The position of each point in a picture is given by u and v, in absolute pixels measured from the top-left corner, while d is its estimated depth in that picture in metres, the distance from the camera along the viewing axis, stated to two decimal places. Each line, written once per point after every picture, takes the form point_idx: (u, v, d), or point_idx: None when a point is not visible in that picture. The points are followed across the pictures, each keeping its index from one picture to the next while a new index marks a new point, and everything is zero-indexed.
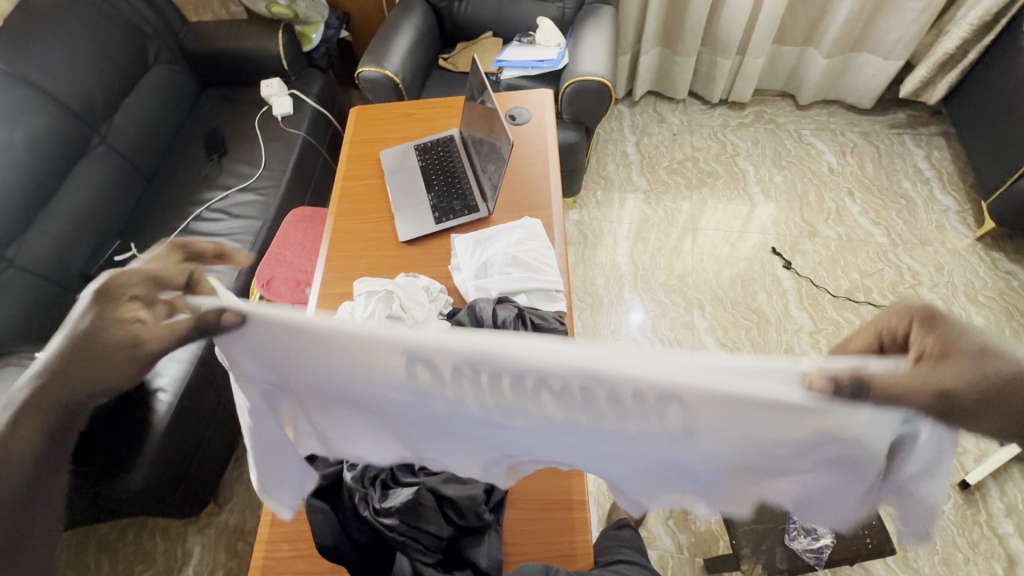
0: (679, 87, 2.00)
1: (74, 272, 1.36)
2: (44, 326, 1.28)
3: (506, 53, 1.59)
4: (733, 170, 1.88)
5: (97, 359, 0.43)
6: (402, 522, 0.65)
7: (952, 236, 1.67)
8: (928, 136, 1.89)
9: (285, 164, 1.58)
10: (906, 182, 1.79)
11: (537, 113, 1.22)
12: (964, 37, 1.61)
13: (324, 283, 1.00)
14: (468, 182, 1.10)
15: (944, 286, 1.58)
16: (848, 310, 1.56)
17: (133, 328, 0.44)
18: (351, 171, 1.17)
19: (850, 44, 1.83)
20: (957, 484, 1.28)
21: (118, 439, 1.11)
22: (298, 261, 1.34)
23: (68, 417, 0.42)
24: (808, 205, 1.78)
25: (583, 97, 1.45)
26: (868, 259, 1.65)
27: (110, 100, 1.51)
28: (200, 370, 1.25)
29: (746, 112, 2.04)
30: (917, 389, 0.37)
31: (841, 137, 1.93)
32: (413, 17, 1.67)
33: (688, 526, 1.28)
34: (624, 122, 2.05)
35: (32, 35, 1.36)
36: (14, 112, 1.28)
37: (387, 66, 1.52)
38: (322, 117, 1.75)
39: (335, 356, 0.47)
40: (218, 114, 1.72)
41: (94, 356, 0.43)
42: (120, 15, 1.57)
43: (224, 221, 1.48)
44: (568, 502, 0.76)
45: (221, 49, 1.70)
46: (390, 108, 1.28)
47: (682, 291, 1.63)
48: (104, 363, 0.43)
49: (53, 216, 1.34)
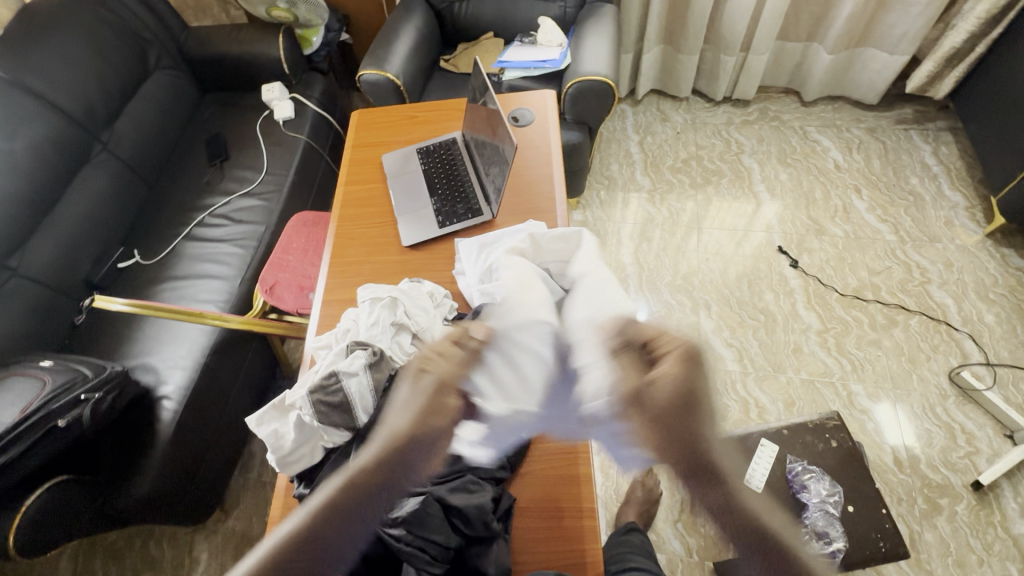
0: (682, 85, 1.99)
1: (78, 280, 1.36)
2: (47, 335, 1.28)
3: (508, 54, 1.57)
4: (738, 168, 1.86)
5: (430, 409, 0.63)
6: (409, 533, 0.65)
7: (961, 232, 1.65)
8: (935, 132, 1.87)
9: (287, 169, 1.58)
10: (914, 179, 1.77)
11: (540, 114, 1.21)
12: (972, 31, 1.59)
13: (327, 288, 0.99)
14: (471, 185, 1.09)
15: (954, 283, 1.56)
16: (857, 309, 1.54)
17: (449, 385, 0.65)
18: (353, 175, 1.16)
19: (854, 39, 1.81)
20: (971, 485, 1.27)
21: (128, 449, 1.15)
22: (301, 266, 1.33)
23: (403, 449, 0.62)
24: (814, 203, 1.76)
25: (586, 96, 1.44)
26: (876, 257, 1.63)
27: (112, 107, 1.50)
28: (205, 378, 1.25)
29: (750, 110, 2.02)
30: (644, 409, 0.56)
31: (847, 133, 1.91)
32: (413, 19, 1.66)
33: (697, 528, 1.27)
34: (627, 121, 2.03)
35: (33, 45, 1.36)
36: (16, 121, 1.29)
37: (388, 68, 1.51)
38: (324, 121, 1.75)
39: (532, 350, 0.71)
40: (219, 119, 1.71)
41: (430, 405, 0.63)
42: (120, 21, 1.57)
43: (227, 226, 1.48)
44: (577, 511, 0.75)
45: (222, 53, 1.70)
46: (393, 110, 1.27)
47: (688, 291, 1.61)
48: (431, 411, 0.63)
49: (56, 224, 1.34)
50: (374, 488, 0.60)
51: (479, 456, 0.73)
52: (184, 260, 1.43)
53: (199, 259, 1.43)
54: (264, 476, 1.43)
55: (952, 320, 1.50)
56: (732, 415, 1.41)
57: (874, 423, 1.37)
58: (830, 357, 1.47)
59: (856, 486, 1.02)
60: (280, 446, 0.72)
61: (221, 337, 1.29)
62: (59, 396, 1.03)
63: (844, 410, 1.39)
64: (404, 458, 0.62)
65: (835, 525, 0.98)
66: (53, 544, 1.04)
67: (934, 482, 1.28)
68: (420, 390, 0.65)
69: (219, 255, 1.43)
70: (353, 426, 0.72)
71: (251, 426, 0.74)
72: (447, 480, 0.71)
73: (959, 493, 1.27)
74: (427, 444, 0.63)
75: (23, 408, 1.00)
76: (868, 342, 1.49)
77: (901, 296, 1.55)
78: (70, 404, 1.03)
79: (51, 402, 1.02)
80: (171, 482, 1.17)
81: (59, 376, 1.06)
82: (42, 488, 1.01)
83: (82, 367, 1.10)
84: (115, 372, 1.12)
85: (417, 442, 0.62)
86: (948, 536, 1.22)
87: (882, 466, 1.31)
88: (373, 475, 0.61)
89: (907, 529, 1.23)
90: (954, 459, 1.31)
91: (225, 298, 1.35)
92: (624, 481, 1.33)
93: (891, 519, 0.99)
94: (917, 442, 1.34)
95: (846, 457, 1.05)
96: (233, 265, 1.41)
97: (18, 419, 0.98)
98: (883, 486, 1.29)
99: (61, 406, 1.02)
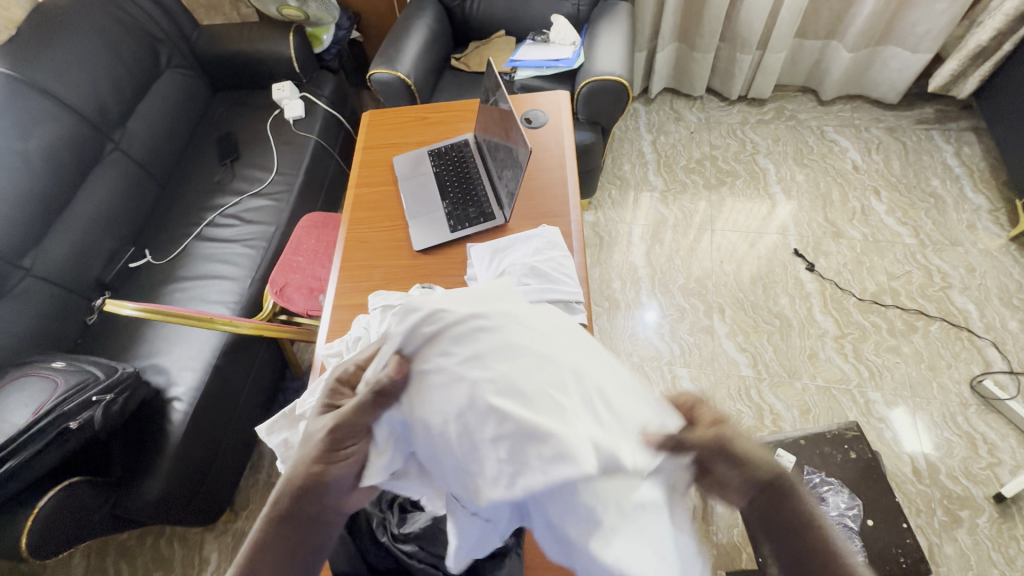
0: (696, 83, 1.95)
1: (90, 280, 1.36)
2: (60, 334, 1.29)
3: (520, 53, 1.55)
4: (753, 169, 1.83)
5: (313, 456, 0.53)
6: (422, 549, 0.65)
7: (984, 236, 1.61)
8: (957, 132, 1.82)
9: (297, 168, 1.57)
10: (935, 180, 1.73)
11: (553, 116, 1.18)
12: (999, 28, 1.54)
13: (338, 293, 0.98)
14: (484, 189, 1.07)
15: (976, 289, 1.52)
16: (875, 314, 1.51)
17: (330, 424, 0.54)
18: (363, 177, 1.15)
19: (875, 37, 1.76)
20: (993, 496, 1.24)
21: (138, 450, 1.15)
22: (311, 267, 1.33)
23: (301, 501, 0.53)
24: (831, 204, 1.72)
25: (600, 96, 1.42)
26: (895, 260, 1.59)
27: (124, 106, 1.50)
28: (216, 379, 1.25)
29: (766, 109, 1.98)
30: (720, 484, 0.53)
31: (866, 133, 1.87)
32: (424, 17, 1.65)
33: (710, 537, 1.25)
34: (639, 120, 2.00)
35: (44, 44, 1.36)
36: (29, 121, 1.29)
37: (398, 68, 1.49)
38: (334, 120, 1.74)
39: (425, 391, 0.47)
40: (230, 118, 1.71)
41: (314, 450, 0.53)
42: (131, 20, 1.57)
43: (237, 226, 1.47)
44: None
45: (231, 52, 1.69)
46: (404, 111, 1.25)
47: (701, 293, 1.59)
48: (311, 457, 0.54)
49: (68, 223, 1.34)
50: (297, 511, 0.53)
51: None
52: (194, 260, 1.43)
53: (209, 259, 1.42)
54: (274, 476, 1.44)
55: (974, 326, 1.46)
56: (746, 422, 1.38)
57: (892, 431, 1.34)
58: (847, 363, 1.44)
59: (876, 498, 1.00)
60: (290, 456, 0.72)
61: (232, 339, 1.29)
62: (71, 398, 1.03)
63: (861, 418, 1.36)
64: (316, 494, 0.53)
65: (854, 539, 0.96)
66: (66, 545, 1.04)
67: (954, 493, 1.25)
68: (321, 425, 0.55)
69: (229, 256, 1.42)
70: None
71: (260, 434, 0.73)
72: None
73: (980, 504, 1.24)
74: (341, 473, 0.53)
75: (35, 409, 1.00)
76: (887, 349, 1.45)
77: (922, 301, 1.51)
78: (82, 406, 1.03)
79: (64, 403, 1.02)
80: (183, 483, 1.17)
81: (71, 378, 1.07)
82: (53, 490, 1.00)
83: (93, 368, 1.10)
84: (126, 374, 1.12)
85: (326, 479, 0.53)
86: (968, 548, 1.19)
87: (900, 476, 1.28)
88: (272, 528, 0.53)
89: (926, 541, 1.20)
90: (975, 470, 1.28)
91: (234, 300, 1.34)
92: None
93: (912, 533, 0.96)
94: (936, 452, 1.31)
95: (865, 468, 1.03)
96: (243, 266, 1.40)
97: (31, 421, 0.98)
98: (901, 497, 1.26)
99: (74, 408, 1.02)
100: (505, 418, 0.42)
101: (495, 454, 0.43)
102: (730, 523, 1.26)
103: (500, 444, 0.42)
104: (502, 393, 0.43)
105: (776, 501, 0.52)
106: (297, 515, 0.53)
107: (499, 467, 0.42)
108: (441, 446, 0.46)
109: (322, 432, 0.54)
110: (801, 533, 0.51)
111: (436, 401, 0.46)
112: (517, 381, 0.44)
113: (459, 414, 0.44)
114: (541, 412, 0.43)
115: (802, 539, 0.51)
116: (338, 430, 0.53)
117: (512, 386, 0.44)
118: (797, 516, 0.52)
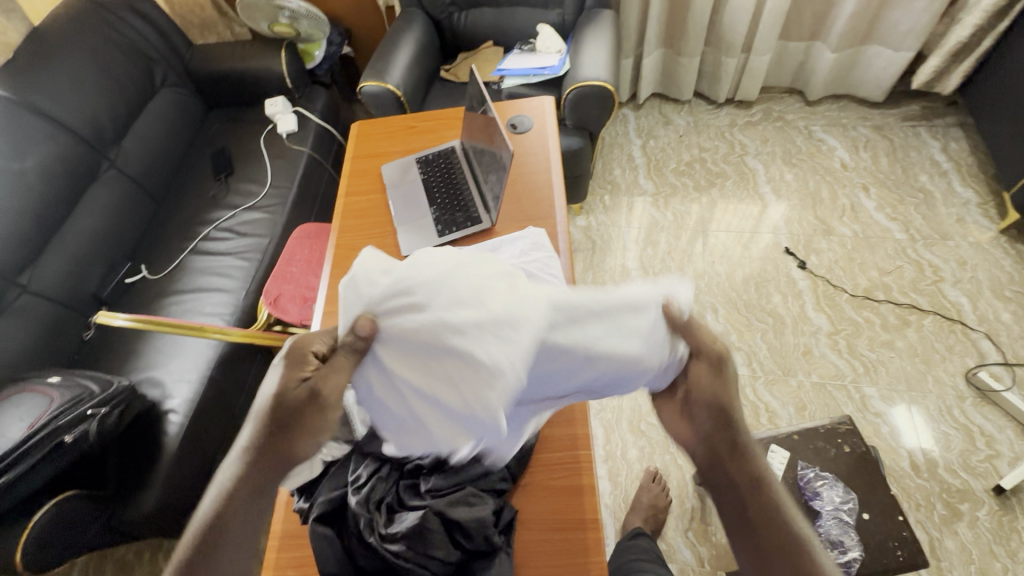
0: (683, 88, 1.98)
1: (87, 296, 1.38)
2: (58, 350, 1.29)
3: (508, 62, 1.57)
4: (742, 170, 1.85)
5: (295, 419, 0.62)
6: (410, 547, 0.64)
7: (974, 229, 1.61)
8: (944, 127, 1.84)
9: (291, 181, 1.59)
10: (923, 176, 1.74)
11: (538, 120, 1.20)
12: (978, 24, 1.56)
13: (328, 300, 0.99)
14: (471, 194, 1.09)
15: (968, 281, 1.52)
16: (868, 310, 1.51)
17: (308, 387, 0.62)
18: (352, 187, 1.17)
19: (858, 37, 1.79)
20: (992, 489, 1.23)
21: (133, 463, 1.15)
22: (305, 277, 1.34)
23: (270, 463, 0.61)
24: (821, 203, 1.73)
25: (586, 101, 1.43)
26: (886, 256, 1.60)
27: (119, 125, 1.53)
28: (211, 391, 1.25)
29: (754, 111, 2.00)
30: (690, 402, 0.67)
31: (853, 132, 1.89)
32: (413, 31, 1.68)
33: (708, 538, 1.24)
34: (628, 125, 2.03)
35: (38, 66, 1.39)
36: (24, 141, 1.31)
37: (388, 80, 1.52)
38: (326, 133, 1.76)
39: (402, 354, 0.58)
40: (224, 133, 1.74)
41: (294, 414, 0.62)
42: (127, 42, 1.60)
43: (231, 239, 1.49)
44: (581, 522, 0.72)
45: (225, 69, 1.72)
46: (390, 122, 1.27)
47: (694, 293, 1.60)
48: (288, 425, 0.62)
49: (64, 240, 1.36)
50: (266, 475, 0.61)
51: (479, 469, 0.71)
52: (188, 274, 1.44)
53: (204, 272, 1.44)
54: None
55: (967, 320, 1.46)
56: None
57: (889, 426, 1.34)
58: (842, 359, 1.44)
59: (871, 492, 0.99)
60: None
61: (226, 350, 1.30)
62: (65, 413, 1.03)
63: (857, 414, 1.36)
64: (284, 459, 0.62)
65: (849, 533, 0.95)
66: (61, 556, 1.06)
67: (953, 487, 1.24)
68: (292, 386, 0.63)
69: (224, 268, 1.44)
70: (353, 439, 0.75)
71: None
72: (446, 493, 0.68)
73: (980, 498, 1.23)
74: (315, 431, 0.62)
75: (29, 424, 1.01)
76: (881, 344, 1.45)
77: (914, 296, 1.51)
78: (76, 421, 1.04)
79: (57, 418, 1.02)
80: (178, 496, 1.17)
81: (66, 393, 1.07)
82: (47, 505, 1.01)
83: (88, 383, 1.11)
84: (121, 389, 1.12)
85: (304, 431, 0.62)
86: (969, 543, 1.18)
87: (898, 471, 1.28)
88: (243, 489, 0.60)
89: (926, 536, 1.19)
90: (973, 463, 1.27)
91: (229, 311, 1.36)
92: (633, 488, 1.32)
93: (909, 527, 0.96)
94: (934, 446, 1.30)
95: (859, 462, 1.03)
96: (238, 278, 1.42)
97: (24, 436, 0.98)
98: (900, 492, 1.25)
99: (67, 423, 1.02)
100: (466, 328, 0.55)
101: (448, 337, 0.55)
102: None
103: (449, 332, 0.55)
104: (446, 309, 0.56)
105: (742, 467, 0.62)
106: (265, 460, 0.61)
107: (475, 350, 0.54)
108: (413, 373, 0.58)
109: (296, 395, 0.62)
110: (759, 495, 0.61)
111: (402, 341, 0.58)
112: (442, 294, 0.57)
113: (421, 329, 0.57)
114: (464, 295, 0.57)
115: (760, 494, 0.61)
116: (320, 392, 0.62)
117: (441, 300, 0.57)
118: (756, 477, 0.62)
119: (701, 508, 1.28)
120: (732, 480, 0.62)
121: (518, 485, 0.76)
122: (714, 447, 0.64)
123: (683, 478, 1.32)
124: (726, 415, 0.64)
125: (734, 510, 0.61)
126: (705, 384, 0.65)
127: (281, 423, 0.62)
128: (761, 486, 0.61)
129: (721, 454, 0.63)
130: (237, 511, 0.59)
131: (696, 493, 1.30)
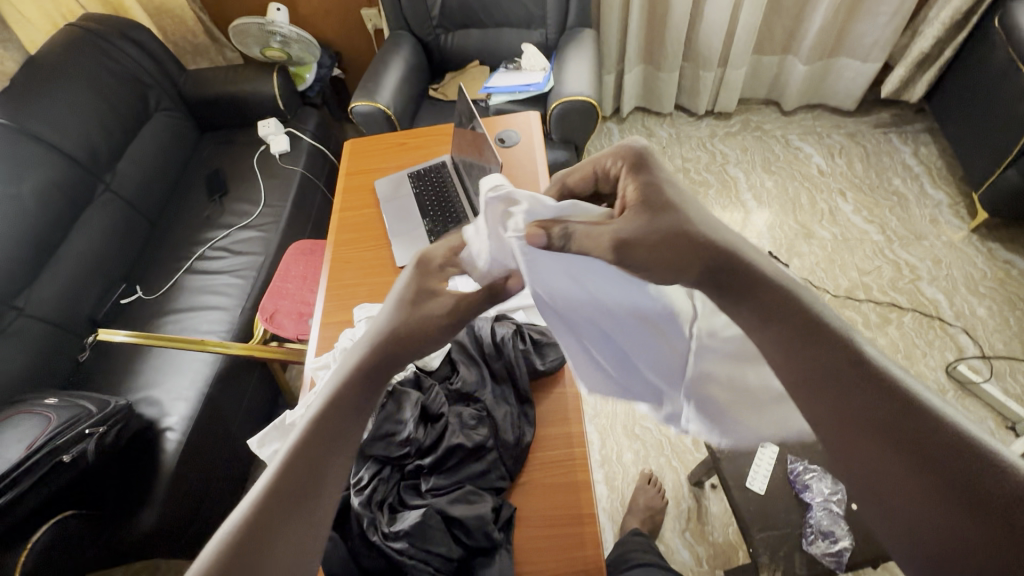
0: (664, 101, 2.05)
1: (82, 317, 1.38)
2: (54, 373, 1.29)
3: (494, 80, 1.63)
4: (724, 178, 1.91)
5: (416, 327, 0.62)
6: (413, 546, 0.66)
7: (947, 229, 1.68)
8: (914, 133, 1.92)
9: (284, 199, 1.62)
10: (897, 179, 1.81)
11: (526, 135, 1.25)
12: (938, 36, 1.66)
13: (326, 312, 1.01)
14: (462, 206, 1.12)
15: (944, 279, 1.58)
16: (850, 309, 1.56)
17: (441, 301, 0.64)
18: (347, 202, 1.20)
19: (828, 50, 1.87)
20: None
21: (131, 482, 1.15)
22: (300, 292, 1.36)
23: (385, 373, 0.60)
24: (801, 208, 1.79)
25: (571, 116, 1.49)
26: (865, 257, 1.65)
27: (113, 148, 1.55)
28: (209, 408, 1.26)
29: (733, 122, 2.08)
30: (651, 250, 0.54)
31: (828, 139, 1.96)
32: (401, 52, 1.74)
33: (705, 537, 1.26)
34: (613, 138, 2.09)
35: (35, 94, 1.42)
36: (21, 166, 1.33)
37: (378, 100, 1.56)
38: (318, 152, 1.81)
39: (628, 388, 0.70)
40: (217, 155, 1.77)
41: (418, 322, 0.62)
42: (121, 68, 1.64)
43: (227, 258, 1.51)
44: (578, 517, 0.75)
45: (218, 93, 1.77)
46: (383, 139, 1.31)
47: None
48: (416, 329, 0.61)
49: (60, 263, 1.37)
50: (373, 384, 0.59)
51: (477, 467, 0.74)
52: (184, 293, 1.46)
53: (201, 291, 1.46)
54: None
55: (945, 315, 1.51)
56: None
57: None
58: None
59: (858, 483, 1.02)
60: None
61: (223, 366, 1.31)
62: (64, 432, 1.03)
63: None
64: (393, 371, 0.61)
65: (840, 522, 0.97)
66: None
67: None
68: (414, 297, 0.63)
69: (220, 286, 1.46)
70: None
71: (253, 447, 0.79)
72: (446, 492, 0.71)
73: None
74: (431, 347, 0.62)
75: (27, 444, 1.00)
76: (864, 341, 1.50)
77: (893, 294, 1.57)
78: (75, 439, 1.04)
79: (56, 437, 1.02)
80: (176, 514, 1.17)
81: (63, 412, 1.07)
82: (48, 524, 1.02)
83: (85, 403, 1.11)
84: (118, 408, 1.13)
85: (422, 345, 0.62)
86: None
87: None
88: (351, 390, 0.58)
89: None
90: None
91: (226, 328, 1.37)
92: (630, 490, 1.34)
93: None
94: None
95: None
96: (234, 296, 1.43)
97: (23, 456, 0.98)
98: None
99: (67, 441, 1.02)
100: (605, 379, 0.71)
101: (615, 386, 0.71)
102: (725, 521, 1.28)
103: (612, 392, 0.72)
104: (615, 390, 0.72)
105: (837, 363, 0.46)
106: (326, 442, 0.56)
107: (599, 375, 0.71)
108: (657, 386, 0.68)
109: (429, 301, 0.64)
110: (806, 330, 0.48)
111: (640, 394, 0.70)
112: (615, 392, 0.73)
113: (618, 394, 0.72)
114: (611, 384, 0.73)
115: (805, 320, 0.48)
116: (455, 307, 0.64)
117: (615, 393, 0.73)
118: (789, 304, 0.49)
119: (697, 508, 1.30)
120: (834, 390, 0.45)
121: (516, 484, 0.78)
122: (783, 348, 0.48)
123: (679, 480, 1.34)
124: (770, 291, 0.50)
125: (849, 427, 0.44)
126: (645, 259, 0.53)
127: (399, 335, 0.60)
128: (879, 380, 0.44)
129: (797, 355, 0.48)
130: (348, 415, 0.57)
131: (691, 494, 1.32)
